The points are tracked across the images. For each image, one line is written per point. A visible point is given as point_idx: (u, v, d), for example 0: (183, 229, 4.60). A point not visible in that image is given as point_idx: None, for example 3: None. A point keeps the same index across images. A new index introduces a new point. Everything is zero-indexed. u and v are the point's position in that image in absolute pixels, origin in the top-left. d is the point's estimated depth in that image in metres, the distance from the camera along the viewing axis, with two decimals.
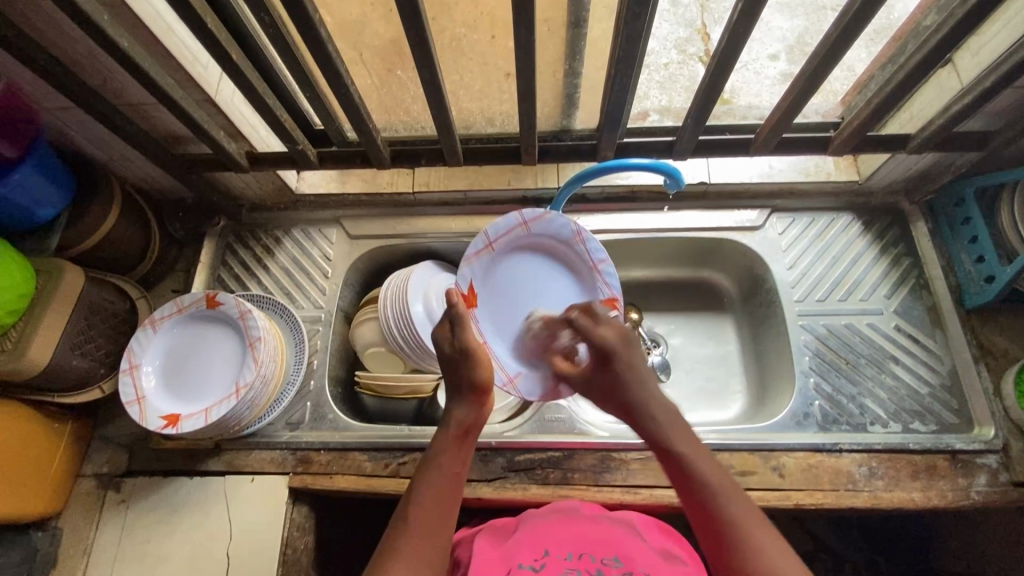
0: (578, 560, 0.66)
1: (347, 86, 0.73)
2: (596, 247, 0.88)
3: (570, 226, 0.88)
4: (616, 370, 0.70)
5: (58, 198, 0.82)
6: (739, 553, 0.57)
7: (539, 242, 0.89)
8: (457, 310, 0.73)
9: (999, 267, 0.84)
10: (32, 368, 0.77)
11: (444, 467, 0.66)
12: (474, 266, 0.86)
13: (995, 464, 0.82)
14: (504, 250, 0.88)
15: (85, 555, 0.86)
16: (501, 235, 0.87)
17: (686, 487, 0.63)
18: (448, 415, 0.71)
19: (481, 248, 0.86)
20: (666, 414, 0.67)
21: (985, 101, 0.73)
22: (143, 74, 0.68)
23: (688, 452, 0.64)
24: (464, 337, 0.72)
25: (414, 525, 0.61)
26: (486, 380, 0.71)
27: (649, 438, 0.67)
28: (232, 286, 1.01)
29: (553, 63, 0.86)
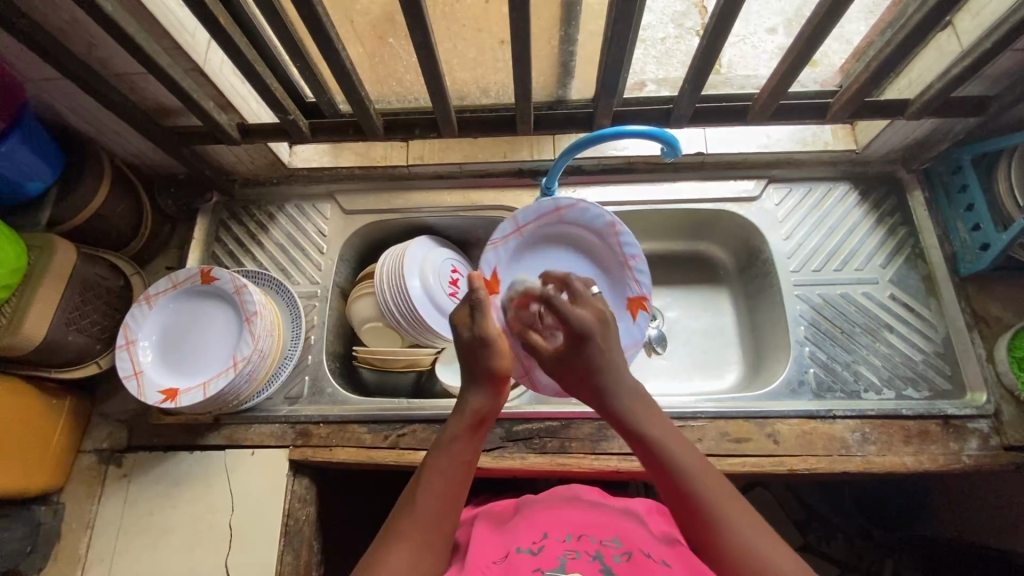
0: (577, 541, 0.65)
1: (337, 51, 0.71)
2: (629, 241, 0.89)
3: (603, 216, 0.88)
4: (591, 347, 0.65)
5: (46, 172, 0.81)
6: (721, 536, 0.56)
7: (569, 231, 0.91)
8: (479, 296, 0.68)
9: (994, 235, 0.83)
10: (27, 342, 0.77)
11: (455, 457, 0.64)
12: (500, 251, 0.88)
13: (986, 429, 0.83)
14: (530, 238, 0.91)
15: (88, 528, 0.87)
16: (531, 222, 0.89)
17: (661, 474, 0.61)
18: (462, 404, 0.68)
19: (509, 232, 0.88)
20: (636, 397, 0.65)
21: (985, 63, 0.72)
22: (128, 39, 0.66)
23: (660, 437, 0.62)
24: (488, 324, 0.67)
25: (421, 511, 0.61)
26: (505, 369, 0.68)
27: (618, 422, 0.64)
28: (227, 263, 1.00)
29: (549, 30, 0.83)
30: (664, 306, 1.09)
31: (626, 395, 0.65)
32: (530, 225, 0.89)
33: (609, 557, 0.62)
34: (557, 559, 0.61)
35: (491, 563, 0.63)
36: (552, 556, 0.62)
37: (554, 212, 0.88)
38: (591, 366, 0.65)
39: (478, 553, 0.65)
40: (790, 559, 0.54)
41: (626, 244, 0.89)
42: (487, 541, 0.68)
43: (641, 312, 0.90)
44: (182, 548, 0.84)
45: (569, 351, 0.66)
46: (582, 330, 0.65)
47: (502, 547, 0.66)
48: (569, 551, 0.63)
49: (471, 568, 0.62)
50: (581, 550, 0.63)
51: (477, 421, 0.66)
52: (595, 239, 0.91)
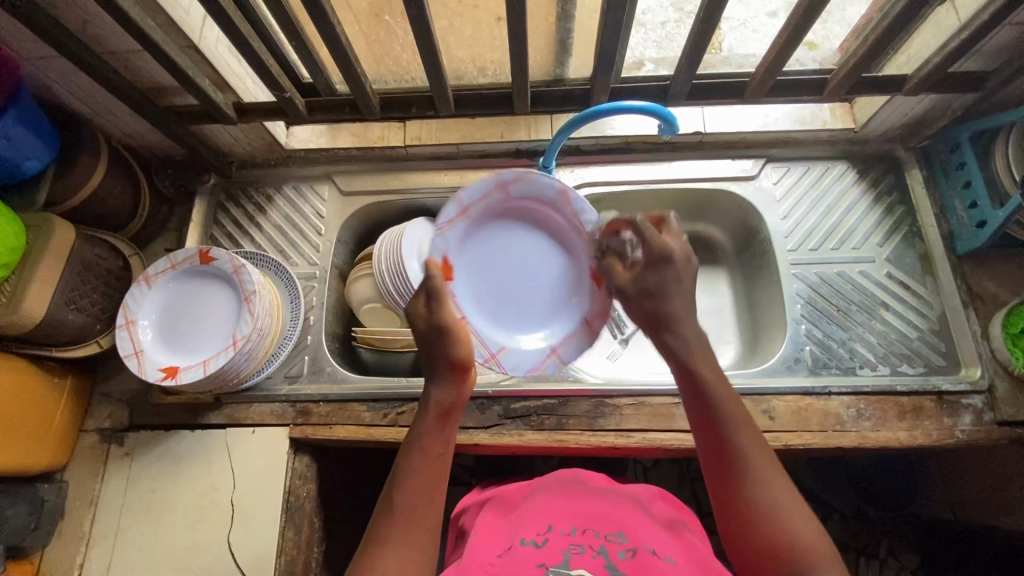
0: (582, 535, 0.64)
1: (334, 26, 0.70)
2: (585, 209, 0.80)
3: (554, 186, 0.79)
4: (667, 273, 0.65)
5: (44, 152, 0.81)
6: (746, 485, 0.57)
7: (520, 207, 0.82)
8: (434, 283, 0.69)
9: (990, 211, 0.84)
10: (27, 320, 0.77)
11: (425, 452, 0.63)
12: (448, 236, 0.78)
13: (980, 404, 0.83)
14: (478, 218, 0.81)
15: (91, 506, 0.88)
16: (477, 201, 0.79)
17: (704, 417, 0.60)
18: (425, 398, 0.67)
19: (454, 216, 0.78)
20: (701, 341, 0.63)
21: (983, 36, 0.72)
22: (123, 15, 0.66)
23: (714, 383, 0.61)
24: (444, 313, 0.67)
25: (399, 510, 0.60)
26: (465, 356, 0.67)
27: (675, 360, 0.63)
28: (225, 244, 1.01)
29: (546, 8, 0.82)
30: None
31: (690, 333, 0.63)
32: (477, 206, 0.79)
33: (614, 554, 0.60)
34: (561, 555, 0.60)
35: (495, 557, 0.62)
36: (557, 550, 0.61)
37: (498, 189, 0.79)
38: (663, 289, 0.65)
39: (481, 547, 0.64)
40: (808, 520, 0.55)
41: (581, 211, 0.80)
42: (491, 535, 0.67)
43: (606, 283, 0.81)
44: (184, 524, 0.85)
45: (646, 273, 0.67)
46: (663, 256, 0.65)
47: (505, 539, 0.65)
48: (573, 545, 0.62)
49: (474, 563, 0.60)
50: (585, 544, 0.62)
51: (444, 412, 0.66)
52: (552, 213, 0.83)
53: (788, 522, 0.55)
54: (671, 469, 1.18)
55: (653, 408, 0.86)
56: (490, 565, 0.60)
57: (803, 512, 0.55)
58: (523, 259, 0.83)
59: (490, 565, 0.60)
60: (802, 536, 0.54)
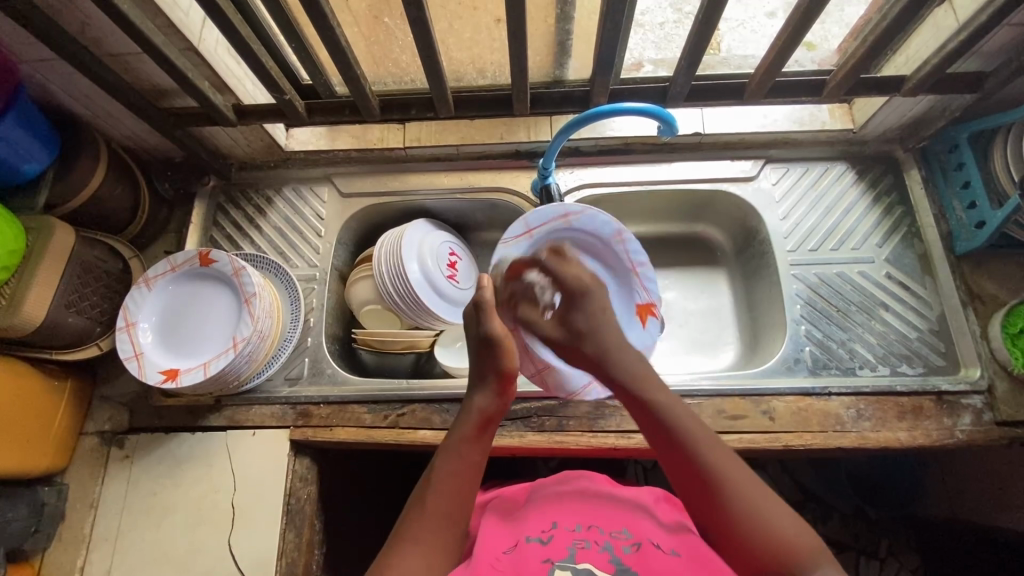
0: (586, 531, 0.65)
1: (332, 28, 0.70)
2: (638, 250, 0.88)
3: (613, 224, 0.86)
4: (587, 306, 0.71)
5: (42, 154, 0.81)
6: (724, 498, 0.57)
7: (578, 237, 0.87)
8: (485, 296, 0.70)
9: (989, 212, 0.84)
10: (28, 323, 0.77)
11: (463, 460, 0.64)
12: (512, 251, 0.83)
13: (980, 404, 0.83)
14: (541, 241, 0.85)
15: (92, 508, 0.88)
16: (541, 224, 0.84)
17: (664, 440, 0.61)
18: (467, 405, 0.68)
19: (520, 234, 0.83)
20: (640, 366, 0.66)
21: (981, 37, 0.72)
22: (123, 18, 0.66)
23: (664, 402, 0.63)
24: (494, 325, 0.68)
25: (430, 513, 0.61)
26: (512, 370, 0.67)
27: (622, 391, 0.65)
28: (225, 246, 1.01)
29: (545, 9, 0.82)
30: (661, 288, 1.09)
31: (629, 361, 0.67)
32: (542, 228, 0.84)
33: (619, 548, 0.62)
34: (567, 550, 0.62)
35: (501, 553, 0.63)
36: (562, 546, 0.63)
37: (564, 219, 0.84)
38: (594, 327, 0.70)
39: (488, 542, 0.65)
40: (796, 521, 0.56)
41: (633, 252, 0.88)
42: (496, 529, 0.68)
43: (648, 318, 0.90)
44: (185, 527, 0.85)
45: (570, 311, 0.72)
46: (580, 288, 0.72)
47: (510, 535, 0.67)
48: (578, 541, 0.63)
49: (482, 558, 0.62)
50: (590, 540, 0.63)
51: (484, 421, 0.66)
52: (605, 248, 0.89)
53: (771, 524, 0.56)
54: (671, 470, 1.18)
55: None
56: (497, 560, 0.62)
57: (783, 512, 0.57)
58: None
59: (497, 560, 0.62)
60: (787, 534, 0.55)
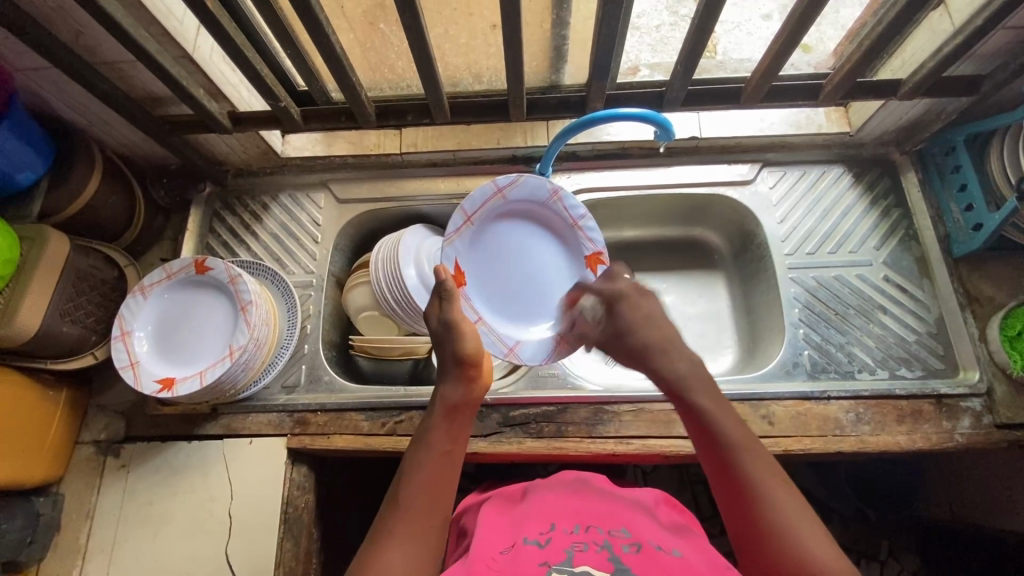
0: (585, 532, 0.63)
1: (328, 36, 0.70)
2: (574, 204, 0.88)
3: (545, 185, 0.88)
4: (630, 313, 0.72)
5: (36, 162, 0.80)
6: (756, 502, 0.56)
7: (514, 207, 0.89)
8: (447, 286, 0.72)
9: (986, 214, 0.84)
10: (22, 333, 0.77)
11: (434, 449, 0.63)
12: (456, 245, 0.85)
13: (979, 407, 0.83)
14: (482, 224, 0.87)
15: (88, 518, 0.87)
16: (478, 209, 0.86)
17: (706, 443, 0.61)
18: (435, 395, 0.68)
19: (460, 224, 0.85)
20: (690, 370, 0.66)
21: (977, 41, 0.72)
22: (117, 27, 0.66)
23: (710, 403, 0.62)
24: (454, 313, 0.71)
25: (407, 506, 0.60)
26: (472, 354, 0.69)
27: (667, 386, 0.66)
28: (221, 253, 1.00)
29: (541, 14, 0.83)
30: (659, 292, 1.09)
31: (675, 361, 0.67)
32: (479, 212, 0.86)
33: (618, 548, 0.60)
34: (564, 552, 0.59)
35: (498, 554, 0.61)
36: (560, 548, 0.60)
37: (497, 194, 0.86)
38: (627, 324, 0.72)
39: (484, 544, 0.63)
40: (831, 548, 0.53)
41: (571, 207, 0.88)
42: (493, 532, 0.66)
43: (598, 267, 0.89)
44: (182, 536, 0.85)
45: (612, 315, 0.75)
46: (618, 294, 0.76)
47: (507, 537, 0.64)
48: (576, 543, 0.61)
49: (476, 560, 0.59)
50: (588, 541, 0.61)
51: (451, 409, 0.66)
52: (542, 210, 0.90)
53: (805, 544, 0.53)
54: (671, 473, 1.18)
55: (652, 415, 0.86)
56: (493, 561, 0.59)
57: (812, 524, 0.55)
58: (522, 251, 0.89)
59: (493, 561, 0.59)
60: (812, 550, 0.53)
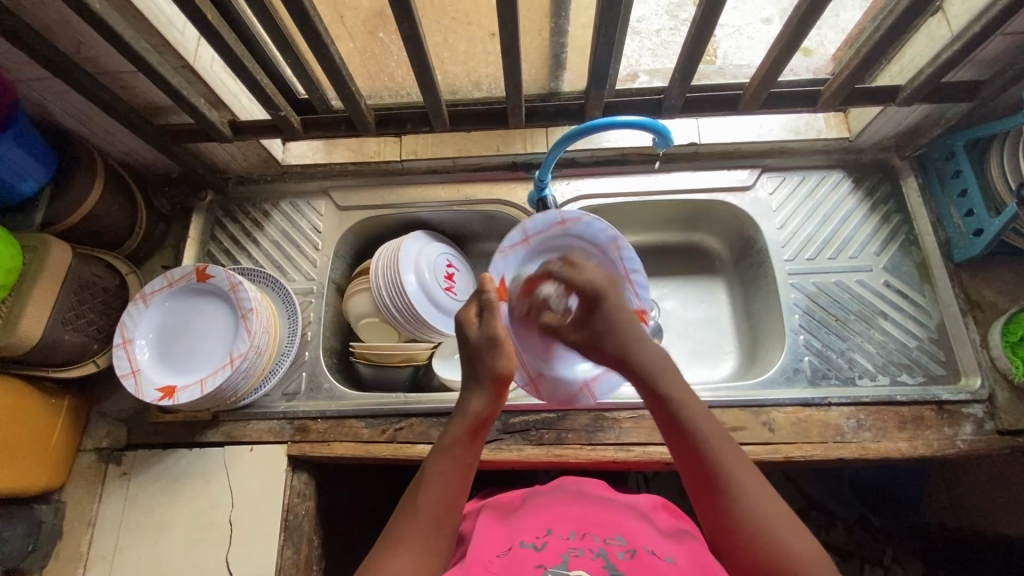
0: (581, 539, 0.63)
1: (327, 46, 0.71)
2: (632, 257, 0.82)
3: (608, 231, 0.80)
4: (607, 310, 0.72)
5: (39, 172, 0.81)
6: (726, 497, 0.57)
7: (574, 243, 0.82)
8: (490, 298, 0.70)
9: (987, 219, 0.84)
10: (24, 341, 0.77)
11: (454, 462, 0.63)
12: (507, 260, 0.78)
13: (981, 414, 0.83)
14: (537, 246, 0.80)
15: (89, 527, 0.88)
16: (538, 232, 0.79)
17: (676, 434, 0.61)
18: (462, 407, 0.67)
19: (516, 242, 0.78)
20: (663, 360, 0.66)
21: (974, 47, 0.72)
22: (118, 39, 0.66)
23: (682, 400, 0.62)
24: (495, 327, 0.68)
25: (423, 513, 0.60)
26: (508, 374, 0.66)
27: (638, 377, 0.66)
28: (222, 260, 1.01)
29: (539, 23, 0.83)
30: (660, 297, 1.09)
31: (652, 354, 0.67)
32: (538, 235, 0.79)
33: (613, 556, 0.60)
34: (560, 556, 0.60)
35: (495, 556, 0.61)
36: (556, 553, 0.61)
37: (563, 224, 0.79)
38: (608, 321, 0.71)
39: (482, 545, 0.63)
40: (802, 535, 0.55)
41: (628, 259, 0.82)
42: (491, 532, 0.66)
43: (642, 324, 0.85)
44: (183, 544, 0.85)
45: (589, 317, 0.73)
46: (594, 293, 0.73)
47: (505, 539, 0.65)
48: (573, 548, 0.62)
49: (474, 562, 0.60)
50: (584, 547, 0.62)
51: (476, 424, 0.65)
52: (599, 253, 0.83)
53: (778, 536, 0.54)
54: (673, 479, 1.18)
55: (652, 421, 0.85)
56: (491, 564, 0.60)
57: (790, 521, 0.55)
58: None
59: (491, 564, 0.60)
60: (788, 544, 0.54)
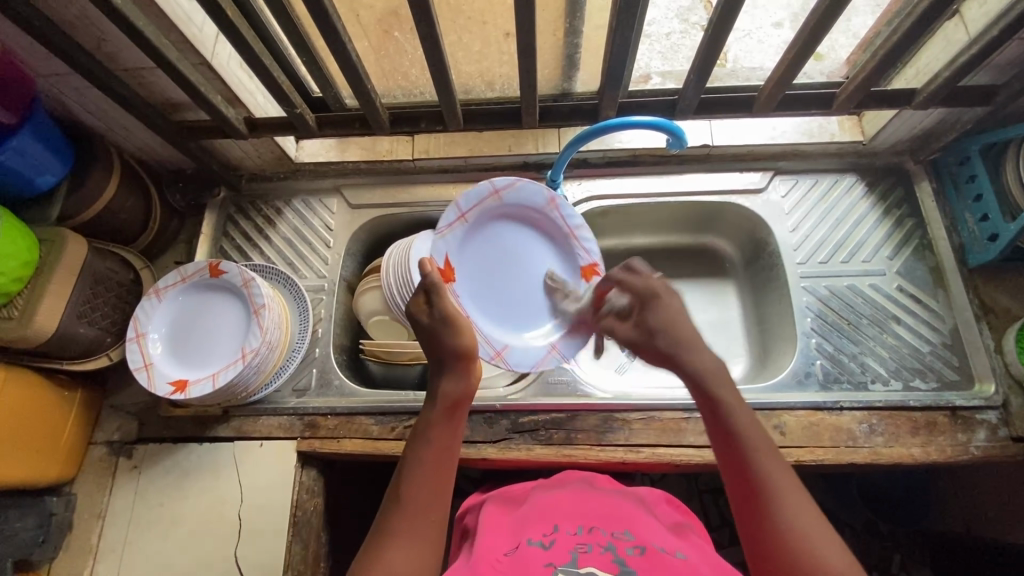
0: (588, 534, 0.62)
1: (344, 43, 0.71)
2: (572, 214, 0.87)
3: (543, 192, 0.85)
4: (657, 309, 0.68)
5: (57, 166, 0.82)
6: (772, 510, 0.54)
7: (512, 210, 0.86)
8: (433, 280, 0.70)
9: (1002, 224, 0.83)
10: (40, 334, 0.78)
11: (434, 444, 0.62)
12: (448, 239, 0.80)
13: (994, 420, 0.82)
14: (476, 221, 0.83)
15: (99, 518, 0.88)
16: (473, 206, 0.82)
17: (724, 437, 0.59)
18: (433, 390, 0.66)
19: (454, 220, 0.80)
20: (716, 368, 0.63)
21: (993, 50, 0.72)
22: (138, 35, 0.67)
23: (733, 406, 0.60)
24: (446, 305, 0.68)
25: (409, 499, 0.59)
26: (470, 347, 0.67)
27: (693, 382, 0.63)
28: (234, 256, 1.01)
29: (553, 23, 0.83)
30: None
31: (704, 357, 0.63)
32: (474, 211, 0.82)
33: (622, 551, 0.59)
34: (569, 553, 0.59)
35: (502, 555, 0.60)
36: (564, 550, 0.60)
37: (494, 195, 0.83)
38: (662, 318, 0.67)
39: (489, 544, 0.63)
40: (846, 560, 0.52)
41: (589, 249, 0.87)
42: (496, 528, 0.67)
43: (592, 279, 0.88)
44: (192, 538, 0.85)
45: (641, 314, 0.69)
46: (649, 291, 0.69)
47: (512, 537, 0.64)
48: (580, 545, 0.60)
49: (482, 561, 0.59)
50: (592, 543, 0.61)
51: (452, 405, 0.65)
52: (541, 218, 0.87)
53: (823, 560, 0.51)
54: (680, 483, 1.17)
55: (662, 422, 0.85)
56: (499, 563, 0.59)
57: (837, 547, 0.52)
58: (521, 257, 0.86)
59: (498, 561, 0.59)
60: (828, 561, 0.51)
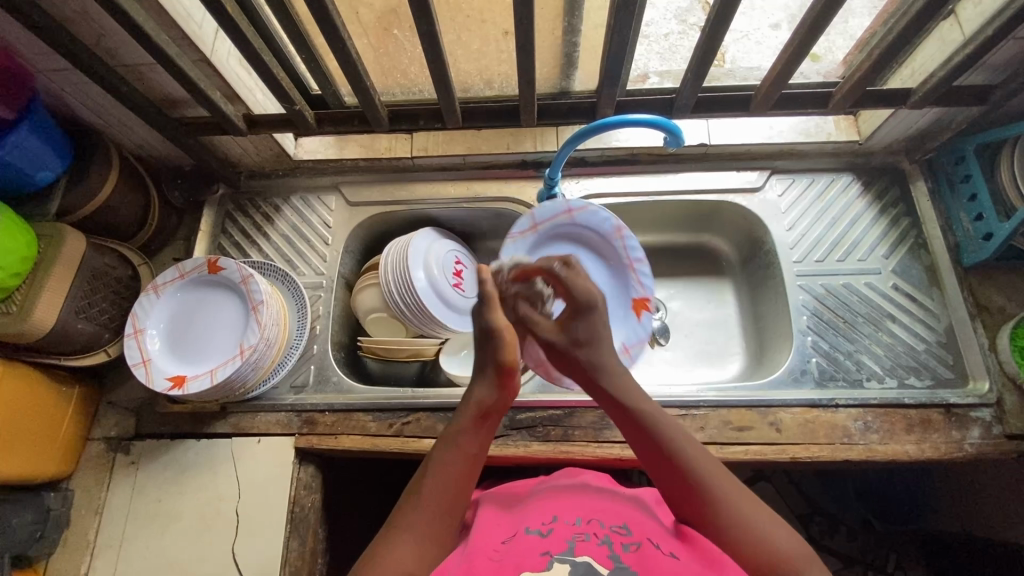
0: (587, 525, 0.63)
1: (344, 40, 0.71)
2: (635, 246, 0.92)
3: (611, 220, 0.92)
4: (593, 318, 0.68)
5: (55, 162, 0.82)
6: (714, 508, 0.57)
7: (578, 232, 0.94)
8: (489, 290, 0.67)
9: (996, 224, 0.83)
10: (39, 328, 0.78)
11: (459, 451, 0.63)
12: (517, 244, 0.92)
13: (989, 417, 0.83)
14: (547, 233, 0.94)
15: (97, 514, 0.88)
16: (546, 219, 0.92)
17: (649, 445, 0.62)
18: (467, 396, 0.66)
19: (526, 228, 0.92)
20: (627, 374, 0.66)
21: (987, 50, 0.72)
22: (138, 30, 0.67)
23: (649, 411, 0.63)
24: (495, 315, 0.66)
25: (429, 501, 0.60)
26: (512, 362, 0.65)
27: (610, 397, 0.65)
28: (233, 253, 1.01)
29: (552, 21, 0.83)
30: (666, 298, 1.09)
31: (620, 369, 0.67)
32: (546, 223, 0.92)
33: (618, 546, 0.60)
34: (566, 543, 0.60)
35: (500, 543, 0.61)
36: (562, 539, 0.61)
37: (567, 213, 0.91)
38: (595, 336, 0.68)
39: (488, 531, 0.64)
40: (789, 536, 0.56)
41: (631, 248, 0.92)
42: (494, 520, 0.66)
43: (644, 312, 0.93)
44: (189, 534, 0.85)
45: (573, 322, 0.69)
46: (588, 301, 0.68)
47: (510, 526, 0.65)
48: (577, 534, 0.62)
49: (478, 550, 0.60)
50: (589, 533, 0.62)
51: (481, 413, 0.64)
52: (603, 243, 0.94)
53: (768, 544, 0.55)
54: None
55: None
56: (496, 551, 0.60)
57: (779, 526, 0.56)
58: None
59: (495, 551, 0.60)
60: (773, 538, 0.55)
